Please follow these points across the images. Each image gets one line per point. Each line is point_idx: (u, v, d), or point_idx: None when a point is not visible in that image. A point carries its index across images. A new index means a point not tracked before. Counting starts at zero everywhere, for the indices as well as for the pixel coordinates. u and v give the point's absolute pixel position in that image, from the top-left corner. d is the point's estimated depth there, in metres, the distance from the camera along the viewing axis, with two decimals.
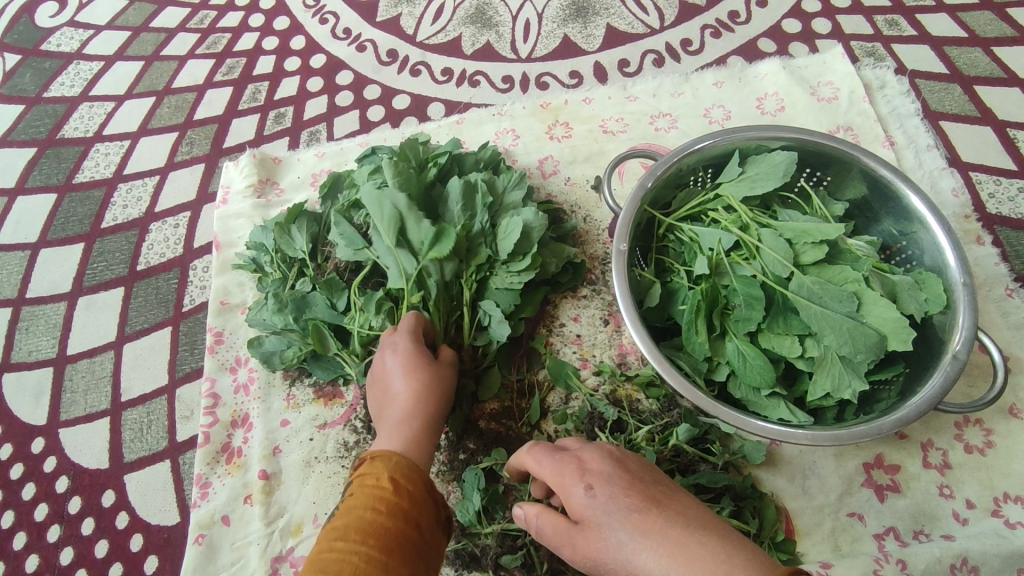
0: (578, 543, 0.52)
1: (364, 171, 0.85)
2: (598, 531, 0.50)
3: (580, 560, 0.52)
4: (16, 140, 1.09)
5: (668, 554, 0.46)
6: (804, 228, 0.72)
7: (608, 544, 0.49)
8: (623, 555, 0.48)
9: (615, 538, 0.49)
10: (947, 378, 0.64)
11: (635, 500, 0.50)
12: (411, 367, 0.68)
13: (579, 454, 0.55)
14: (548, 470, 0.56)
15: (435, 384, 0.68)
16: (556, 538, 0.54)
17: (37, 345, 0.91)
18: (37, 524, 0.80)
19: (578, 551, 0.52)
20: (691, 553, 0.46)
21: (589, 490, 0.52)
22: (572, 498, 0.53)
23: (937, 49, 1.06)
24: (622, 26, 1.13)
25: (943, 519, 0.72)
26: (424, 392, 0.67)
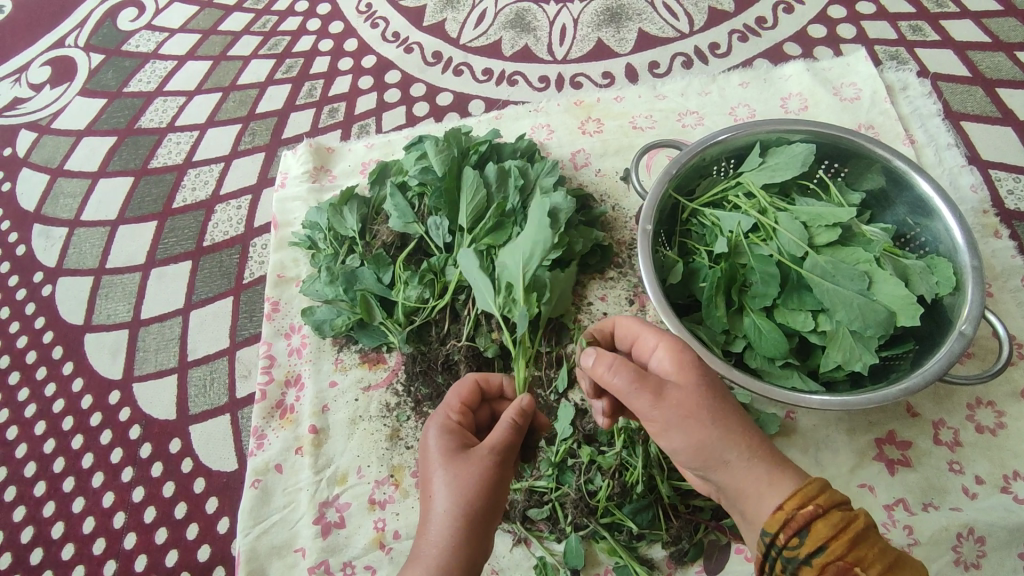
0: (664, 389, 0.57)
1: (412, 156, 0.94)
2: (696, 389, 0.57)
3: (655, 402, 0.56)
4: (98, 129, 1.21)
5: (752, 437, 0.56)
6: (819, 213, 0.78)
7: (704, 404, 0.56)
8: (715, 419, 0.56)
9: (712, 403, 0.56)
10: (953, 352, 0.68)
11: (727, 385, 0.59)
12: (446, 464, 0.61)
13: (684, 336, 0.63)
14: (649, 337, 0.63)
15: (464, 486, 0.59)
16: (630, 383, 0.57)
17: (114, 310, 1.01)
18: (113, 466, 0.89)
19: (659, 397, 0.56)
20: (765, 444, 0.57)
21: (697, 363, 0.59)
22: (670, 361, 0.60)
23: (960, 53, 1.10)
24: (653, 30, 1.19)
25: (952, 493, 0.76)
26: (453, 497, 0.59)
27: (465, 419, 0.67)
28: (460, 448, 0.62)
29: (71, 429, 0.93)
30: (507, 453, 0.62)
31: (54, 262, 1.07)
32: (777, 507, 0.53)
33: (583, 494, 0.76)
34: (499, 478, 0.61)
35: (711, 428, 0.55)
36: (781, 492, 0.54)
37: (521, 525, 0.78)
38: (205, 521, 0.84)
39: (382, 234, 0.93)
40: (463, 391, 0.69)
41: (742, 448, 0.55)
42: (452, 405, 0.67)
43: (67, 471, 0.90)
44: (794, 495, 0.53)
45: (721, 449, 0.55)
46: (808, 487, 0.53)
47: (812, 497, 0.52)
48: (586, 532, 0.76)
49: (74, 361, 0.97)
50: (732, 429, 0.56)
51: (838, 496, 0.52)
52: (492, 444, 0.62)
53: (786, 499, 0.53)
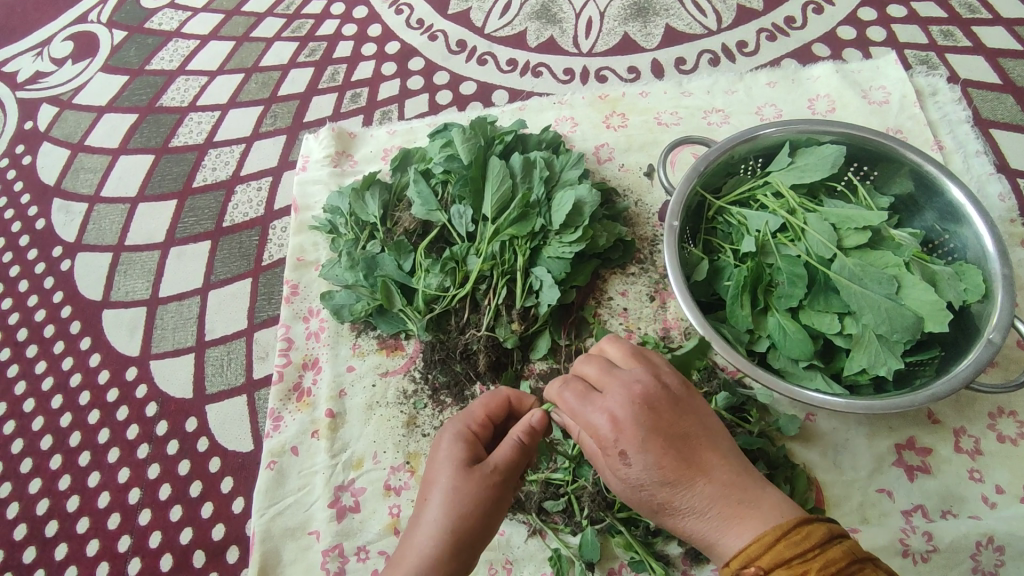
0: (615, 472, 0.56)
1: (437, 144, 0.93)
2: (644, 473, 0.54)
3: (616, 482, 0.57)
4: (120, 106, 1.21)
5: (700, 504, 0.53)
6: (849, 215, 0.77)
7: (650, 489, 0.55)
8: (663, 491, 0.54)
9: (656, 479, 0.54)
10: (980, 360, 0.68)
11: (671, 457, 0.54)
12: (452, 470, 0.61)
13: (617, 409, 0.55)
14: (586, 414, 0.57)
15: (460, 502, 0.60)
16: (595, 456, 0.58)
17: (133, 287, 1.01)
18: (128, 442, 0.89)
19: (611, 473, 0.57)
20: (713, 504, 0.53)
21: (633, 441, 0.54)
22: (619, 437, 0.54)
23: (991, 60, 1.09)
24: (680, 26, 1.18)
25: (971, 502, 0.75)
26: (446, 513, 0.60)
27: (483, 431, 0.65)
28: (466, 456, 0.62)
29: (88, 404, 0.93)
30: (508, 474, 0.62)
31: (73, 236, 1.07)
32: (727, 562, 0.51)
33: (601, 487, 0.76)
34: (495, 498, 0.61)
35: (664, 504, 0.55)
36: (732, 549, 0.52)
37: (536, 517, 0.78)
38: (220, 501, 0.85)
39: (404, 221, 0.92)
40: (492, 405, 0.67)
41: (689, 520, 0.54)
42: (474, 416, 0.65)
43: (83, 445, 0.90)
44: (739, 554, 0.50)
45: (678, 514, 0.55)
46: (753, 548, 0.50)
47: (755, 558, 0.49)
48: (602, 527, 0.76)
49: (92, 336, 0.98)
50: (683, 497, 0.54)
51: (789, 552, 0.48)
52: (496, 464, 0.61)
53: (734, 558, 0.51)
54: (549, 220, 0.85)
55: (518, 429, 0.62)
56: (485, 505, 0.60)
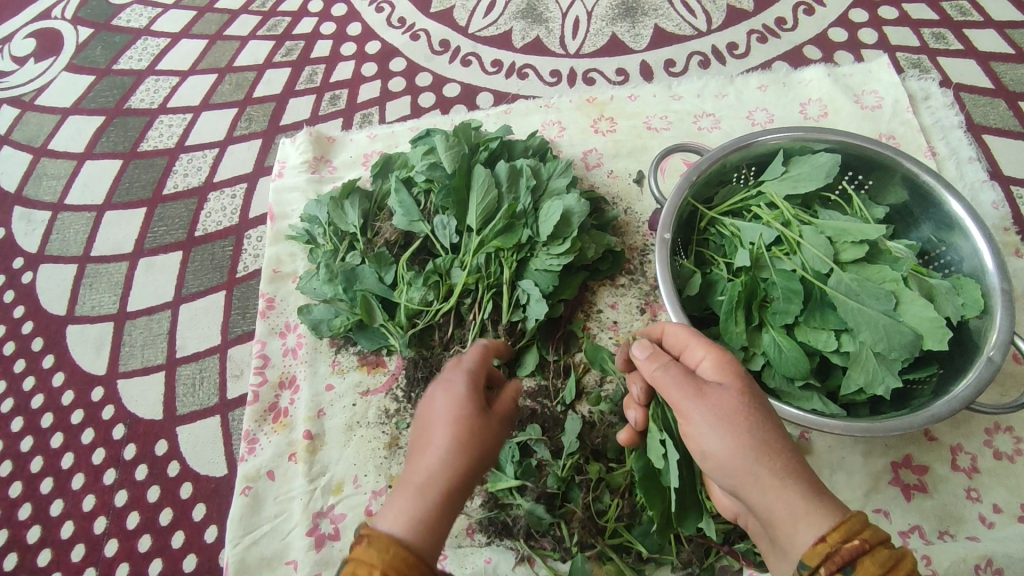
0: (713, 396, 0.53)
1: (418, 151, 0.89)
2: (743, 403, 0.52)
3: (696, 405, 0.53)
4: (85, 108, 1.15)
5: (785, 464, 0.50)
6: (845, 228, 0.74)
7: (739, 422, 0.51)
8: (750, 429, 0.51)
9: (749, 415, 0.52)
10: (981, 379, 0.66)
11: (772, 411, 0.54)
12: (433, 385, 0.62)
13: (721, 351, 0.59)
14: (693, 349, 0.60)
15: (460, 416, 0.54)
16: (680, 384, 0.55)
17: (99, 301, 0.96)
18: (94, 467, 0.85)
19: (698, 395, 0.53)
20: (804, 473, 0.50)
21: (739, 375, 0.55)
22: (727, 368, 0.56)
23: (983, 63, 1.07)
24: (669, 27, 1.15)
25: (969, 522, 0.74)
26: (454, 434, 0.53)
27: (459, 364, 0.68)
28: None
29: (51, 426, 0.88)
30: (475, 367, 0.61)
31: (35, 247, 1.01)
32: (818, 539, 0.47)
33: (590, 513, 0.74)
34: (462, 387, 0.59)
35: (744, 444, 0.50)
36: (822, 525, 0.47)
37: (524, 543, 0.76)
38: (192, 529, 0.81)
39: (385, 232, 0.88)
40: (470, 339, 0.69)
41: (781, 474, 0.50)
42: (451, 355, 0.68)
43: (46, 471, 0.85)
44: (837, 528, 0.47)
45: (753, 464, 0.50)
46: (853, 521, 0.47)
47: (856, 532, 0.47)
48: (592, 553, 0.73)
49: (56, 354, 0.92)
50: (769, 442, 0.50)
51: (882, 536, 0.46)
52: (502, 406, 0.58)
53: (828, 533, 0.47)
54: (536, 231, 0.82)
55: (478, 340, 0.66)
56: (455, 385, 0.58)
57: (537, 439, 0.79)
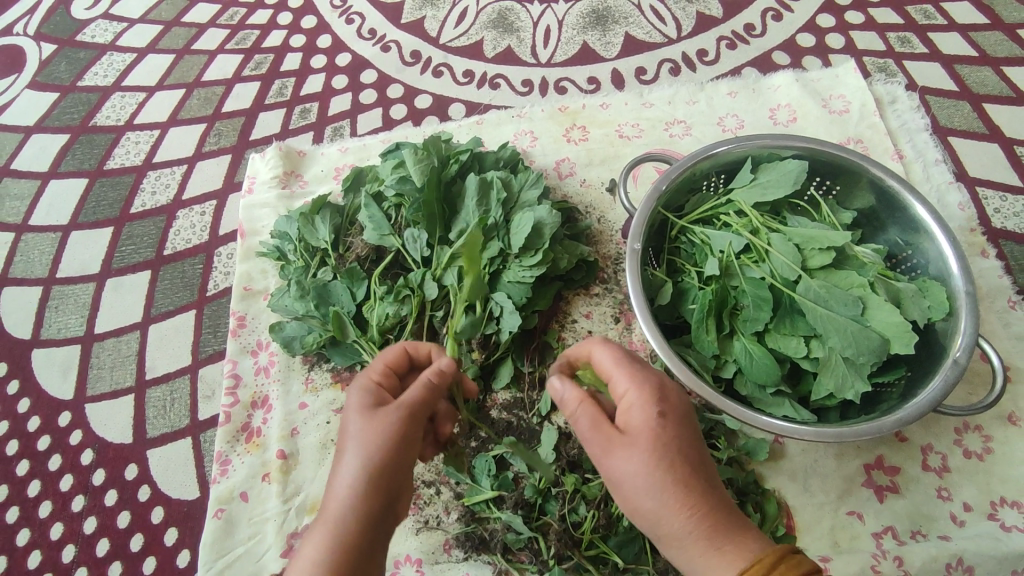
0: (621, 450, 0.55)
1: (389, 165, 0.89)
2: (651, 461, 0.54)
3: (606, 464, 0.56)
4: (49, 126, 1.13)
5: (694, 516, 0.53)
6: (813, 234, 0.75)
7: (645, 480, 0.54)
8: (654, 488, 0.53)
9: (655, 473, 0.53)
10: (947, 382, 0.66)
11: (686, 455, 0.55)
12: (359, 435, 0.57)
13: (656, 378, 0.59)
14: (619, 381, 0.59)
15: (378, 441, 0.56)
16: (592, 435, 0.57)
17: (66, 323, 0.94)
18: (62, 494, 0.83)
19: (608, 452, 0.56)
20: (713, 511, 0.53)
21: (649, 424, 0.55)
22: (638, 417, 0.56)
23: (947, 66, 1.09)
24: (640, 35, 1.16)
25: (940, 521, 0.74)
26: (364, 453, 0.56)
27: (387, 383, 0.64)
28: (376, 403, 0.60)
29: (16, 453, 0.86)
30: (419, 414, 0.60)
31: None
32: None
33: (566, 526, 0.73)
34: (411, 437, 0.58)
35: (652, 503, 0.53)
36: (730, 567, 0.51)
37: (502, 557, 0.76)
38: (163, 555, 0.79)
39: (356, 247, 0.87)
40: (391, 357, 0.66)
41: (688, 518, 0.53)
42: (375, 369, 0.64)
43: (11, 500, 0.83)
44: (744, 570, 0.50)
45: (660, 513, 0.53)
46: (761, 561, 0.50)
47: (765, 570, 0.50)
48: (569, 565, 0.74)
49: (21, 379, 0.90)
50: (672, 496, 0.53)
51: (797, 569, 0.49)
52: (406, 403, 0.59)
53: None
54: (507, 243, 0.82)
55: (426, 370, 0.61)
56: (404, 440, 0.58)
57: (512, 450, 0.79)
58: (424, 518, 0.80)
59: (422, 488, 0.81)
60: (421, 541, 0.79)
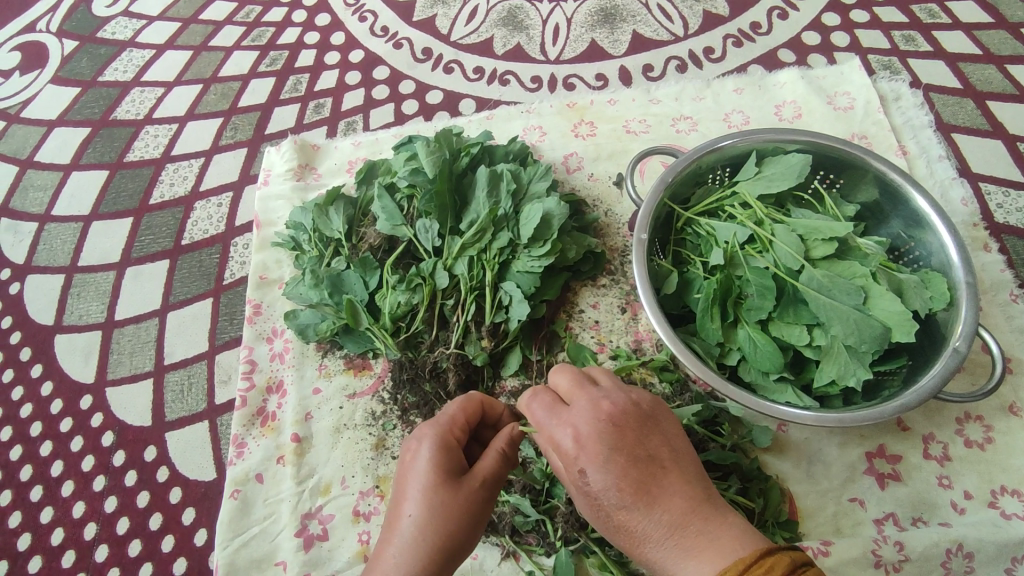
0: (580, 488, 0.57)
1: (401, 157, 0.91)
2: (593, 502, 0.56)
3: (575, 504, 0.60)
4: (71, 120, 1.16)
5: (649, 540, 0.54)
6: (816, 226, 0.76)
7: (599, 515, 0.56)
8: (608, 518, 0.56)
9: (603, 508, 0.56)
10: (947, 369, 0.68)
11: (614, 491, 0.54)
12: (421, 496, 0.59)
13: (575, 425, 0.57)
14: (552, 432, 0.59)
15: (440, 513, 0.58)
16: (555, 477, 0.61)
17: (87, 310, 0.97)
18: (83, 474, 0.86)
19: (574, 493, 0.58)
20: (669, 528, 0.53)
21: (579, 471, 0.56)
22: (569, 465, 0.57)
23: (951, 64, 1.10)
24: (648, 32, 1.18)
25: (941, 508, 0.76)
26: (425, 516, 0.58)
27: (463, 437, 0.63)
28: (453, 469, 0.60)
29: (40, 435, 0.89)
30: (492, 486, 0.61)
31: (23, 258, 1.02)
32: None
33: (573, 508, 0.75)
34: (477, 509, 0.59)
35: (613, 531, 0.56)
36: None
37: (510, 539, 0.77)
38: (181, 533, 0.81)
39: (369, 237, 0.89)
40: (470, 408, 0.65)
41: (653, 545, 0.54)
42: (453, 417, 0.64)
43: (35, 479, 0.86)
44: None
45: (633, 541, 0.55)
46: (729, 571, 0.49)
47: None
48: (576, 547, 0.75)
49: (44, 363, 0.93)
50: (625, 526, 0.54)
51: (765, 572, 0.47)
52: (479, 477, 0.60)
53: None
54: (516, 234, 0.84)
55: (501, 438, 0.63)
56: (471, 510, 0.59)
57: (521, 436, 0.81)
58: None
59: None
60: None
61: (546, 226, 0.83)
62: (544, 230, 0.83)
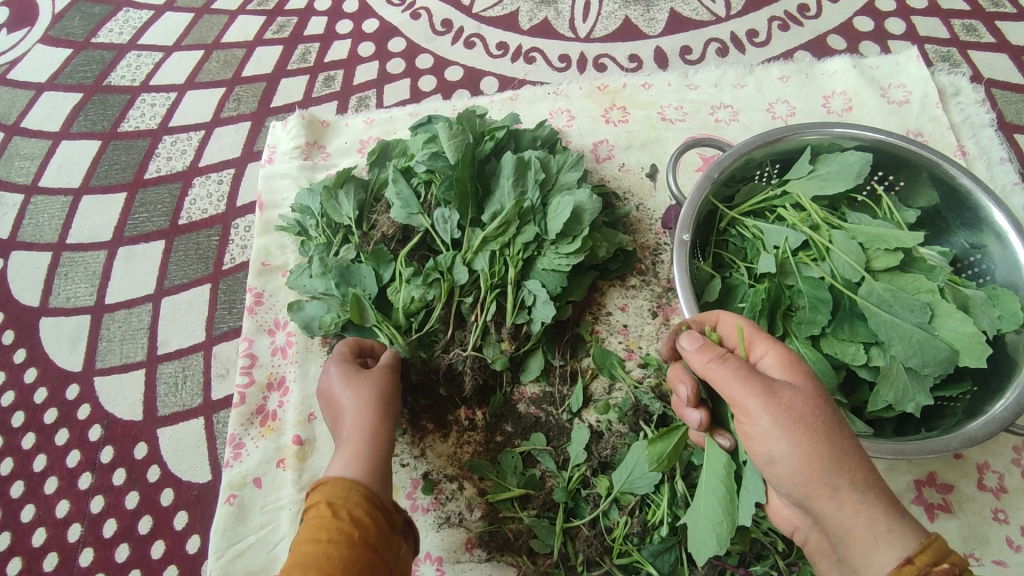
0: (794, 392, 0.49)
1: (419, 139, 0.83)
2: (826, 409, 0.48)
3: (762, 409, 0.48)
4: (62, 84, 1.07)
5: (863, 478, 0.47)
6: (877, 233, 0.69)
7: (815, 434, 0.47)
8: (831, 436, 0.47)
9: (828, 424, 0.48)
10: (1019, 400, 0.62)
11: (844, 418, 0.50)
12: (347, 382, 0.67)
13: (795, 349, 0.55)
14: (760, 343, 0.55)
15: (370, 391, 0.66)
16: (738, 383, 0.50)
17: (75, 291, 0.90)
18: (68, 470, 0.80)
19: (769, 397, 0.48)
20: (880, 482, 0.48)
21: (811, 379, 0.51)
22: (797, 366, 0.52)
23: (1016, 58, 1.02)
24: (686, 11, 1.09)
25: (996, 544, 0.70)
26: (359, 394, 0.66)
27: None
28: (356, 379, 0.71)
29: (23, 425, 0.83)
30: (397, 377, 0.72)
31: (7, 233, 0.95)
32: (904, 558, 0.46)
33: (597, 530, 0.70)
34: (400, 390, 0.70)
35: (820, 456, 0.47)
36: (905, 543, 0.46)
37: (526, 560, 0.72)
38: (172, 539, 0.76)
39: (381, 225, 0.81)
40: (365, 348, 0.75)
41: (854, 481, 0.47)
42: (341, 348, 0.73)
43: (17, 473, 0.80)
44: (922, 547, 0.46)
45: (834, 471, 0.47)
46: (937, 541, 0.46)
47: (943, 553, 0.46)
48: (599, 572, 0.70)
49: (28, 348, 0.87)
50: (847, 452, 0.47)
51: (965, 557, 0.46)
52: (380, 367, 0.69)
53: (914, 552, 0.46)
54: (543, 228, 0.76)
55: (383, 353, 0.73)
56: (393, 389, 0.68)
57: (541, 448, 0.76)
58: (446, 514, 0.76)
59: (445, 482, 0.77)
60: (442, 538, 0.75)
61: (574, 220, 0.76)
62: (574, 225, 0.76)
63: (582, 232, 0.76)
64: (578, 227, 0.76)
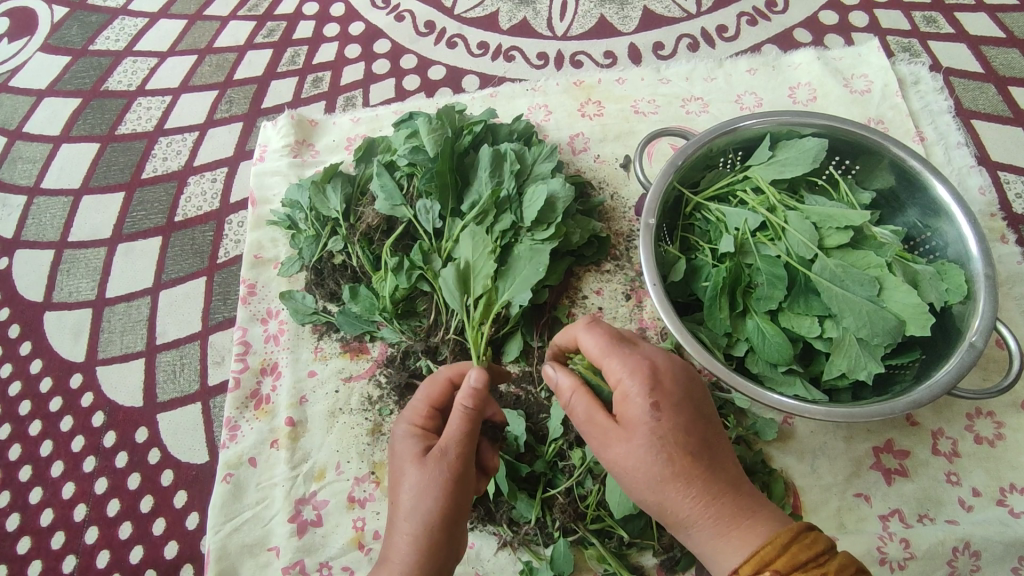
0: (627, 438, 0.55)
1: (401, 134, 0.87)
2: (651, 451, 0.54)
3: (603, 456, 0.57)
4: (61, 90, 1.12)
5: (695, 506, 0.54)
6: (829, 214, 0.74)
7: (644, 478, 0.55)
8: (655, 480, 0.55)
9: (653, 469, 0.54)
10: (961, 364, 0.66)
11: (682, 452, 0.54)
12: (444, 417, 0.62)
13: (651, 362, 0.57)
14: (612, 366, 0.58)
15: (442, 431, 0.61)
16: (587, 428, 0.58)
17: (77, 286, 0.94)
18: (73, 455, 0.84)
19: (605, 448, 0.57)
20: (718, 502, 0.54)
21: (645, 421, 0.55)
22: (630, 405, 0.56)
23: (973, 47, 1.06)
24: (659, 9, 1.14)
25: (948, 505, 0.74)
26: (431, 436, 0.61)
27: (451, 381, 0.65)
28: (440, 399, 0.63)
29: (29, 414, 0.87)
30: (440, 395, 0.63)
31: (11, 232, 1.00)
32: (734, 568, 0.53)
33: (572, 498, 0.74)
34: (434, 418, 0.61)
35: (651, 495, 0.55)
36: (737, 554, 0.53)
37: (507, 528, 0.76)
38: (172, 516, 0.80)
39: (366, 216, 0.84)
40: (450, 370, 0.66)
41: (687, 509, 0.55)
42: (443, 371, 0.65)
43: (24, 459, 0.85)
44: (749, 559, 0.52)
45: (667, 503, 0.55)
46: (767, 550, 0.52)
47: (768, 561, 0.51)
48: (575, 538, 0.74)
49: (33, 341, 0.91)
50: (672, 492, 0.55)
51: (800, 559, 0.50)
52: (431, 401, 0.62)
53: (742, 563, 0.52)
54: (519, 216, 0.80)
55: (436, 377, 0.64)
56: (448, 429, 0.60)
57: None
58: None
59: None
60: None
61: (549, 208, 0.80)
62: (549, 212, 0.80)
63: (557, 219, 0.80)
64: (553, 215, 0.80)
